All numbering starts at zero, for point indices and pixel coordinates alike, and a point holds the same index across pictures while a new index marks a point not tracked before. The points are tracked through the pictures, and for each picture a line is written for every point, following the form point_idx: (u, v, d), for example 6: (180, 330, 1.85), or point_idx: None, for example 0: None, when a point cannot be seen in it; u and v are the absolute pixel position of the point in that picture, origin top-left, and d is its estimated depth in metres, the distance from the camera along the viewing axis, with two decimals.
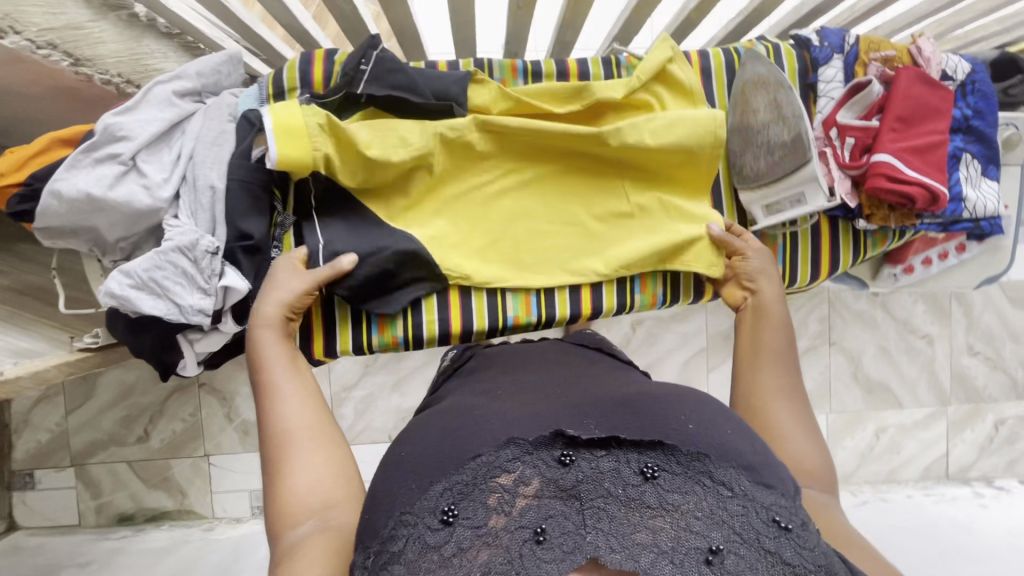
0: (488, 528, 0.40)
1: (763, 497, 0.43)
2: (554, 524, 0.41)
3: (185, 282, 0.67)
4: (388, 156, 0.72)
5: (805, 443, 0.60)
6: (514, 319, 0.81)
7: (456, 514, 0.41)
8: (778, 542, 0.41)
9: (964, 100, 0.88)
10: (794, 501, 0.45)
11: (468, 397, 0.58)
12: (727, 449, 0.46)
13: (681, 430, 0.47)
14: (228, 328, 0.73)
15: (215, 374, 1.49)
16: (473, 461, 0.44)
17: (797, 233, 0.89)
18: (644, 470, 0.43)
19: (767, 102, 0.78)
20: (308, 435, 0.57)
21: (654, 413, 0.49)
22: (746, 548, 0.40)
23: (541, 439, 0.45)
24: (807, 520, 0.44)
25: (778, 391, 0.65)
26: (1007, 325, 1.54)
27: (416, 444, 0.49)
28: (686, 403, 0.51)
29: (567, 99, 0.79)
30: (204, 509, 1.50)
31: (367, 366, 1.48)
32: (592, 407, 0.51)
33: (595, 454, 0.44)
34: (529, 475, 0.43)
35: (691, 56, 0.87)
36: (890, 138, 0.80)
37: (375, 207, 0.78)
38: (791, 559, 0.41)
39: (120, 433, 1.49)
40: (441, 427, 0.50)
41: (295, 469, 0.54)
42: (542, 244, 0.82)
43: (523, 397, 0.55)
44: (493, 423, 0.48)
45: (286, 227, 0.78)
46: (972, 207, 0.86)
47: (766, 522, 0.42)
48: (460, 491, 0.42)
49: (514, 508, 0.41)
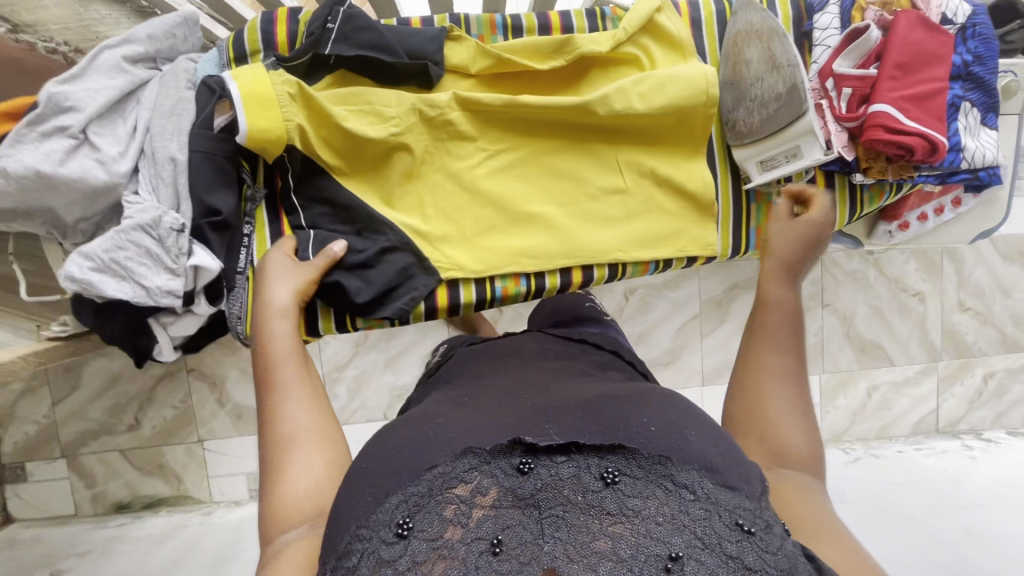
0: (444, 541, 0.38)
1: (727, 499, 0.41)
2: (511, 535, 0.38)
3: (151, 263, 0.63)
4: (364, 132, 0.69)
5: (791, 425, 0.55)
6: (503, 290, 0.77)
7: (411, 527, 0.39)
8: (739, 547, 0.39)
9: (964, 45, 0.83)
10: (760, 503, 0.43)
11: (431, 404, 0.54)
12: (687, 449, 0.43)
13: (640, 432, 0.44)
14: (203, 310, 0.69)
15: (202, 358, 1.46)
16: (427, 473, 0.42)
17: (793, 190, 0.86)
18: (604, 475, 0.41)
19: (759, 52, 0.74)
20: (309, 436, 0.52)
21: (614, 414, 0.47)
22: (707, 554, 0.38)
23: (498, 447, 0.43)
24: (771, 522, 0.41)
25: (774, 374, 0.57)
26: (997, 279, 1.53)
27: (375, 454, 0.46)
28: (645, 403, 0.48)
29: (550, 54, 0.74)
30: (201, 494, 1.49)
31: (358, 345, 1.46)
32: (557, 410, 0.49)
33: (554, 460, 0.43)
34: (487, 486, 0.41)
35: (680, 5, 0.82)
36: (888, 86, 0.76)
37: (348, 183, 0.73)
38: (753, 564, 0.38)
39: (110, 422, 1.46)
40: (400, 437, 0.46)
41: (293, 470, 0.49)
42: (506, 241, 0.76)
43: (486, 404, 0.51)
44: (453, 429, 0.46)
45: (257, 202, 0.73)
46: (970, 157, 0.83)
47: (729, 526, 0.39)
48: (415, 503, 0.40)
49: (471, 520, 0.39)
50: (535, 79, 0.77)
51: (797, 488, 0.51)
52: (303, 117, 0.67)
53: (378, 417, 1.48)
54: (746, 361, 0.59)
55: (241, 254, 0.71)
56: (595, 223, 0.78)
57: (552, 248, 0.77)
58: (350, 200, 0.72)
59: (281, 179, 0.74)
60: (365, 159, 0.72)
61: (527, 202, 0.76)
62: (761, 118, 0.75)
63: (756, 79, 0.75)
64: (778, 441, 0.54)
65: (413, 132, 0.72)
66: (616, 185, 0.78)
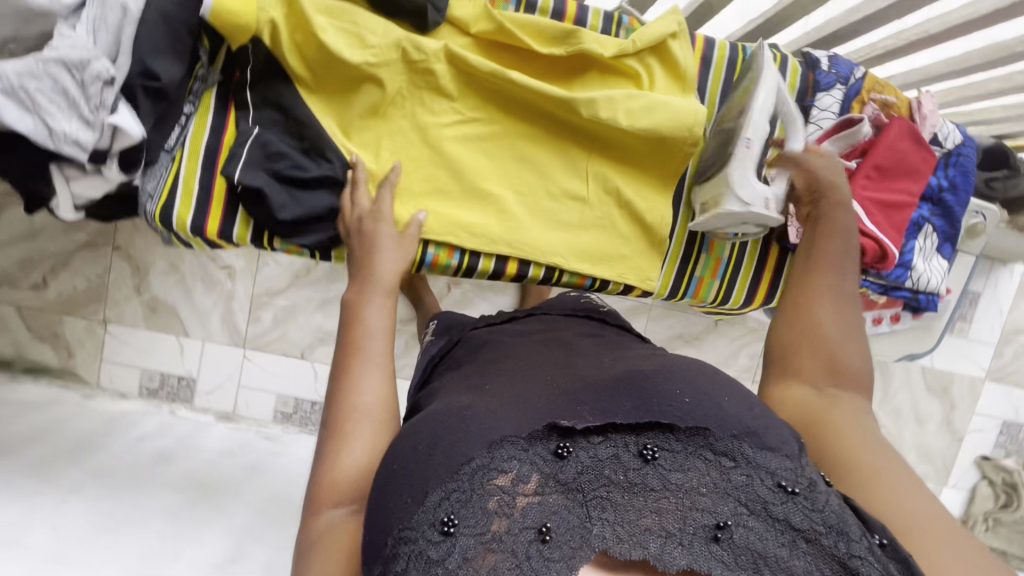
0: (491, 533, 0.36)
1: (768, 461, 0.41)
2: (559, 522, 0.37)
3: (65, 105, 0.58)
4: (341, 51, 0.65)
5: (850, 347, 0.55)
6: (433, 258, 0.75)
7: (456, 524, 0.37)
8: (785, 508, 0.39)
9: (944, 170, 0.86)
10: (799, 460, 0.43)
11: (454, 398, 0.49)
12: (722, 416, 0.43)
13: (676, 403, 0.44)
14: (111, 175, 0.64)
15: (133, 240, 1.35)
16: (464, 468, 0.39)
17: (744, 253, 0.87)
18: (644, 452, 0.41)
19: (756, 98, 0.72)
20: (377, 415, 0.52)
21: (647, 391, 0.45)
22: (755, 520, 0.39)
23: (535, 433, 0.41)
24: (813, 479, 0.41)
25: (830, 295, 0.58)
26: (917, 407, 1.52)
27: (408, 455, 0.43)
28: (676, 371, 0.47)
29: (552, 40, 0.72)
30: (89, 376, 1.38)
31: (297, 276, 1.38)
32: (585, 390, 0.47)
33: (591, 441, 0.41)
34: (527, 473, 0.39)
35: (696, 40, 0.81)
36: (861, 183, 0.80)
37: (311, 100, 0.70)
38: (800, 524, 0.38)
39: (15, 275, 1.34)
40: (431, 431, 0.43)
41: (354, 446, 0.50)
42: (452, 211, 0.74)
43: (512, 391, 0.49)
44: (486, 421, 0.43)
45: (207, 83, 0.69)
46: (916, 277, 0.89)
47: (772, 489, 0.40)
48: (458, 500, 0.38)
49: (515, 510, 0.37)
50: (531, 60, 0.74)
51: (849, 408, 0.51)
52: (278, 14, 0.65)
53: (294, 354, 1.42)
54: (795, 301, 0.59)
55: (174, 130, 0.68)
56: (547, 223, 0.77)
57: (495, 233, 0.75)
58: (305, 116, 0.68)
59: (238, 72, 0.69)
60: (333, 78, 0.69)
61: (485, 179, 0.74)
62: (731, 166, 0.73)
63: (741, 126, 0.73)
64: (832, 366, 0.54)
65: (390, 69, 0.69)
66: (578, 192, 0.77)
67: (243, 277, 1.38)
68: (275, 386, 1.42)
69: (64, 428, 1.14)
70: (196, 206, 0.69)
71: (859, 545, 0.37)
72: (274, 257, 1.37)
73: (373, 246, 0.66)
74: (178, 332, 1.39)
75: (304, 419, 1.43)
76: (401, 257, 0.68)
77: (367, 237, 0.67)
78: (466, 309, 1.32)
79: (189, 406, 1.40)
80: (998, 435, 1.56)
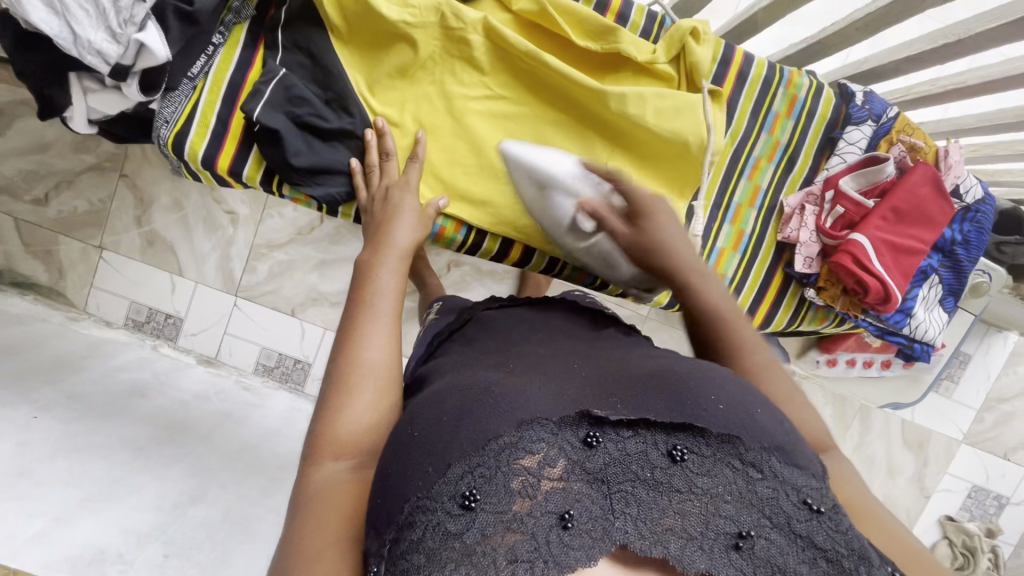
0: (513, 513, 0.37)
1: (794, 478, 0.43)
2: (581, 510, 0.38)
3: (95, 16, 0.57)
4: (379, 6, 0.65)
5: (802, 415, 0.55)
6: (439, 230, 0.75)
7: (478, 499, 0.37)
8: (807, 526, 0.41)
9: (959, 224, 0.85)
10: (821, 482, 0.45)
11: (478, 372, 0.50)
12: (750, 429, 0.44)
13: (709, 408, 0.44)
14: (130, 94, 0.63)
15: (141, 171, 1.33)
16: (491, 445, 0.40)
17: (749, 278, 0.86)
18: (673, 452, 0.41)
19: (544, 202, 0.67)
20: (382, 372, 0.53)
21: (682, 390, 0.45)
22: (777, 533, 0.41)
23: (566, 418, 0.42)
24: (835, 504, 0.44)
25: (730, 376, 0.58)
26: (890, 458, 1.52)
27: (430, 423, 0.43)
28: (710, 374, 0.47)
29: (591, 32, 0.71)
30: (76, 300, 1.38)
31: (299, 233, 1.37)
32: (618, 379, 0.48)
33: (620, 434, 0.42)
34: (554, 457, 0.40)
35: (733, 56, 0.77)
36: (876, 224, 0.80)
37: (342, 51, 0.69)
38: (822, 543, 0.41)
39: (16, 186, 1.32)
40: (456, 403, 0.43)
41: (357, 404, 0.50)
42: (465, 184, 0.74)
43: (540, 372, 0.49)
44: (518, 399, 0.43)
45: (240, 18, 0.68)
46: (914, 325, 0.89)
47: (797, 506, 0.42)
48: (482, 475, 0.38)
49: (538, 493, 0.38)
50: (567, 48, 0.73)
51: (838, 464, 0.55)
52: None
53: (285, 309, 1.41)
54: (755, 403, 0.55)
55: (200, 59, 0.66)
56: None
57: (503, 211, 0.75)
58: (335, 66, 0.68)
59: (274, 9, 0.69)
60: (367, 32, 0.68)
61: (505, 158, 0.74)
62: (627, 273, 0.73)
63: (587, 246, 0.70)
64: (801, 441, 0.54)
65: (427, 33, 0.68)
66: None
67: (246, 224, 1.37)
68: (261, 338, 1.42)
69: (41, 346, 1.11)
70: (211, 137, 0.68)
71: (878, 570, 0.41)
72: (280, 211, 1.36)
73: (394, 210, 0.67)
74: (172, 270, 1.38)
75: (285, 374, 1.43)
76: (418, 227, 0.68)
77: (390, 206, 0.68)
78: (462, 291, 1.31)
79: (171, 344, 1.41)
80: (965, 497, 1.56)
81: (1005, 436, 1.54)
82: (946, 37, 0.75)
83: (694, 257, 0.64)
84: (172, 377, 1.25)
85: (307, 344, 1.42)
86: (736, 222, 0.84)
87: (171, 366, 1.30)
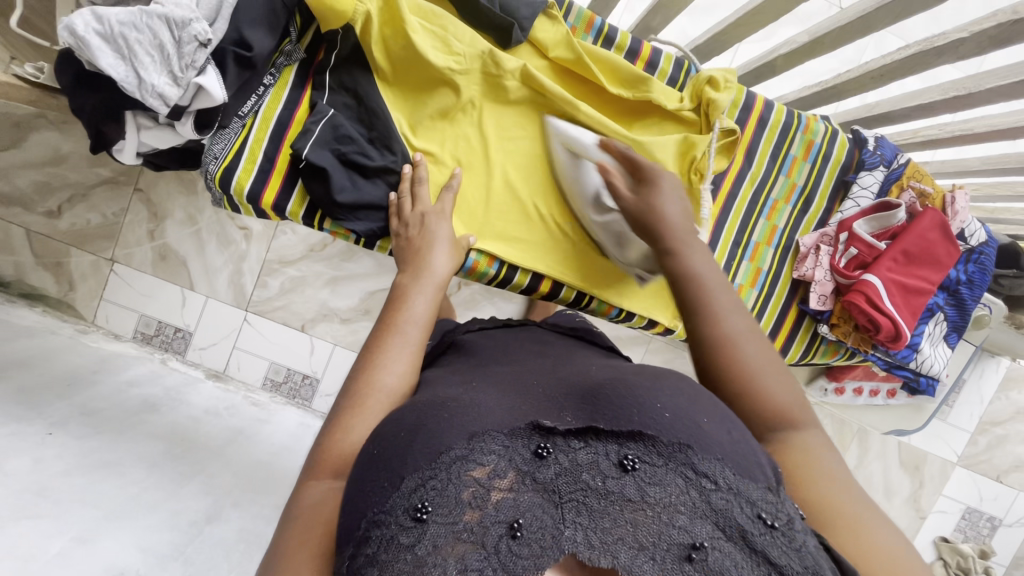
0: (463, 524, 0.36)
1: (748, 490, 0.40)
2: (531, 519, 0.37)
3: (158, 59, 0.58)
4: (426, 53, 0.68)
5: (771, 379, 0.53)
6: (473, 264, 0.77)
7: (429, 511, 0.37)
8: (762, 539, 0.38)
9: (963, 265, 0.90)
10: (779, 494, 0.42)
11: (437, 390, 0.50)
12: (699, 440, 0.42)
13: (655, 417, 0.42)
14: (183, 131, 0.65)
15: (156, 185, 1.33)
16: (443, 457, 0.39)
17: (771, 299, 0.90)
18: (623, 461, 0.40)
19: (575, 171, 0.74)
20: (396, 397, 0.52)
21: (625, 402, 0.44)
22: (732, 546, 0.38)
23: (517, 429, 0.41)
24: (792, 516, 0.41)
25: (740, 337, 0.54)
26: (887, 480, 1.56)
27: (389, 438, 0.43)
28: (664, 385, 0.46)
29: (623, 82, 0.75)
30: (85, 312, 1.37)
31: (312, 250, 1.39)
32: (568, 397, 0.48)
33: (572, 444, 0.41)
34: (504, 468, 0.39)
35: (756, 102, 0.81)
36: (887, 265, 0.84)
37: (386, 93, 0.72)
38: (777, 559, 0.38)
39: (29, 198, 1.31)
40: (415, 418, 0.44)
41: (361, 422, 0.50)
42: (499, 220, 0.78)
43: (499, 390, 0.49)
44: (473, 410, 0.43)
45: (291, 60, 0.70)
46: (920, 359, 0.93)
47: (751, 518, 0.39)
48: (433, 487, 0.38)
49: (488, 503, 0.37)
50: (599, 93, 0.77)
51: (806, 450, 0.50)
52: (374, 7, 0.67)
53: (294, 325, 1.42)
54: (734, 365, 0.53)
55: (251, 99, 0.68)
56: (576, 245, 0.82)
57: (533, 246, 0.80)
58: (379, 107, 0.71)
59: (324, 52, 0.71)
60: (412, 75, 0.72)
61: (533, 197, 0.79)
62: (634, 255, 0.77)
63: (605, 220, 0.74)
64: (762, 405, 0.51)
65: (468, 78, 0.72)
66: None
67: (259, 240, 1.38)
68: (269, 353, 1.42)
69: (54, 359, 1.10)
70: (258, 170, 0.71)
71: None
72: (293, 227, 1.38)
73: (429, 238, 0.68)
74: (184, 284, 1.38)
75: (292, 390, 1.43)
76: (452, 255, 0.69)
77: (426, 233, 0.69)
78: (472, 310, 1.33)
79: (180, 357, 1.40)
80: (959, 519, 1.59)
81: (998, 459, 1.58)
82: (956, 90, 0.80)
83: (684, 220, 0.63)
84: (182, 392, 1.23)
85: (316, 360, 1.43)
86: (753, 261, 0.88)
87: (180, 380, 1.29)
